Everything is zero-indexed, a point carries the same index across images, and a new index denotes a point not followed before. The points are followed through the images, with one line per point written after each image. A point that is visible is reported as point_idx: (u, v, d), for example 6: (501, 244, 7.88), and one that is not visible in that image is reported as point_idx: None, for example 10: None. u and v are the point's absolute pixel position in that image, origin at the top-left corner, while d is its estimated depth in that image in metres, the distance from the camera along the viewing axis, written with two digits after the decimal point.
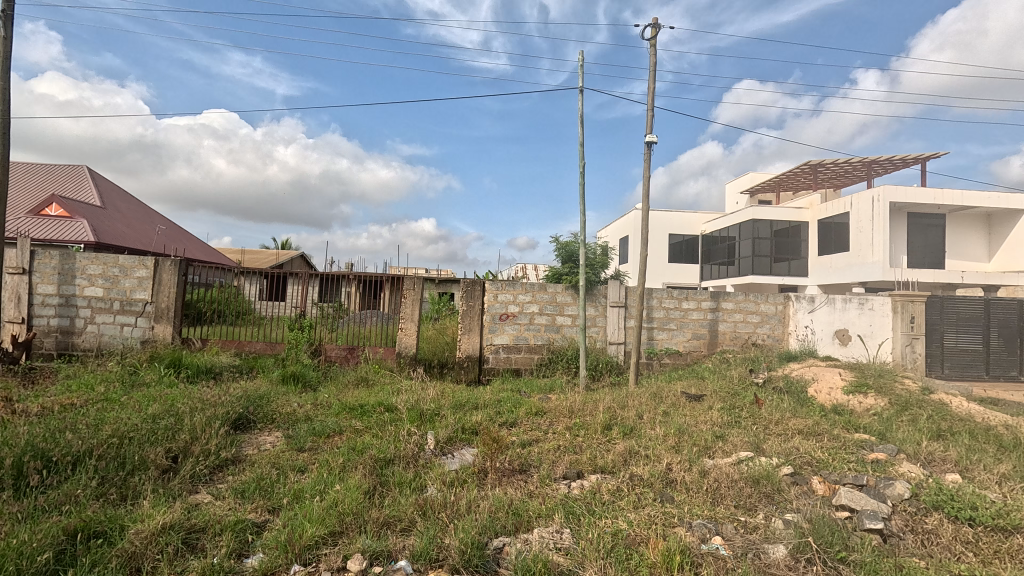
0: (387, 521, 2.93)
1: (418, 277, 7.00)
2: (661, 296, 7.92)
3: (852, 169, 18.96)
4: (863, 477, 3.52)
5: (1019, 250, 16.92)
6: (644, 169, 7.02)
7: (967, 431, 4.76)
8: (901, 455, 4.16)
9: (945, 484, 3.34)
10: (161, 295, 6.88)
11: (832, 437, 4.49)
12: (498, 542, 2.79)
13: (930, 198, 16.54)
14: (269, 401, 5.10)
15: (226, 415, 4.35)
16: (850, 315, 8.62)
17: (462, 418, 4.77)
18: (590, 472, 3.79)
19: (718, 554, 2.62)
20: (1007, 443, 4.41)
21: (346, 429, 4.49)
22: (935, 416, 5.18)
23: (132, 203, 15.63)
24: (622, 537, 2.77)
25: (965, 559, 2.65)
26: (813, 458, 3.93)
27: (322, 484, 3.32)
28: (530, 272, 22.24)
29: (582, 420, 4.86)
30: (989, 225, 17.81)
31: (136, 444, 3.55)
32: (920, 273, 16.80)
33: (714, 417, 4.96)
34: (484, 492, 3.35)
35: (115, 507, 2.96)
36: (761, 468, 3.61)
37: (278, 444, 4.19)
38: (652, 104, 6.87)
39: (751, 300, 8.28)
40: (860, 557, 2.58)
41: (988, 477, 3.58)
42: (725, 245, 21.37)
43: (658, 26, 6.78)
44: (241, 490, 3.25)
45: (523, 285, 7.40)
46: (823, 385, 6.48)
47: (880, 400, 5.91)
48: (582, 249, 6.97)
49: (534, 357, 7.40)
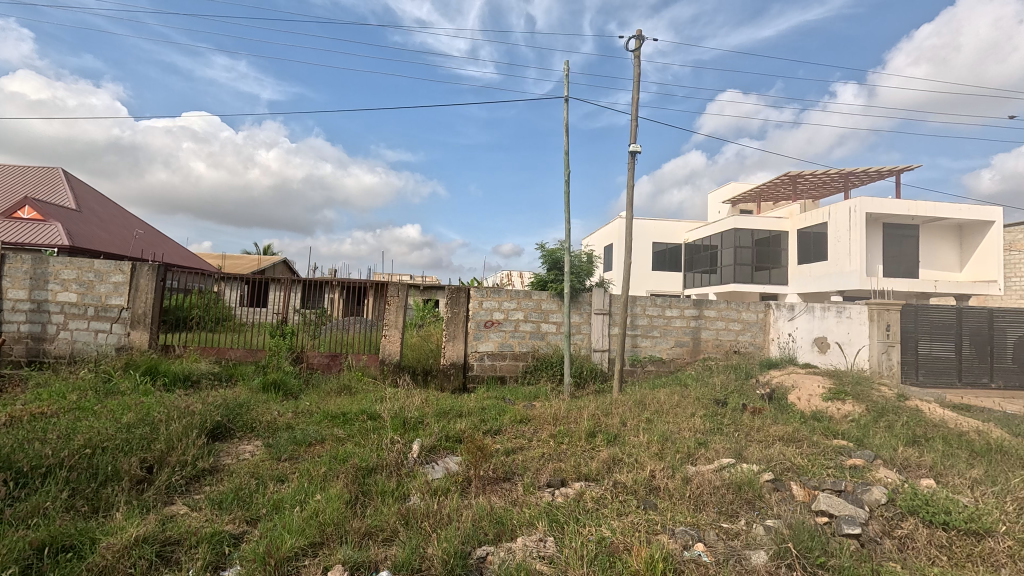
0: (368, 531, 2.89)
1: (402, 283, 6.97)
2: (645, 303, 7.98)
3: (829, 180, 19.42)
4: (841, 483, 3.57)
5: (990, 259, 17.42)
6: (629, 178, 7.10)
7: (941, 437, 4.87)
8: (878, 460, 4.25)
9: (920, 490, 3.41)
10: (138, 300, 6.73)
11: (811, 443, 4.56)
12: (481, 551, 2.76)
13: (904, 209, 17.00)
14: (248, 410, 4.99)
15: (203, 424, 4.25)
16: (829, 323, 8.79)
17: (446, 426, 4.73)
18: (574, 479, 3.80)
19: (700, 561, 2.64)
20: (979, 448, 4.52)
21: (328, 437, 4.44)
22: (910, 423, 5.30)
23: (109, 207, 15.29)
24: (606, 544, 2.77)
25: (939, 562, 2.72)
26: (793, 464, 3.99)
27: (302, 494, 3.26)
28: (516, 279, 22.37)
29: (566, 428, 4.85)
30: (960, 236, 18.38)
31: (110, 455, 3.45)
32: (896, 282, 17.24)
33: (697, 424, 4.99)
34: (468, 501, 3.33)
35: (86, 519, 2.88)
36: (742, 474, 3.65)
37: (257, 453, 4.12)
38: (636, 114, 6.96)
39: (733, 308, 8.39)
40: (838, 561, 2.62)
41: (961, 481, 3.67)
42: (708, 254, 21.70)
43: (642, 39, 6.89)
44: (218, 501, 3.18)
45: (508, 293, 7.41)
46: (803, 393, 6.60)
47: (858, 407, 6.03)
48: (567, 257, 6.99)
49: (519, 364, 7.40)
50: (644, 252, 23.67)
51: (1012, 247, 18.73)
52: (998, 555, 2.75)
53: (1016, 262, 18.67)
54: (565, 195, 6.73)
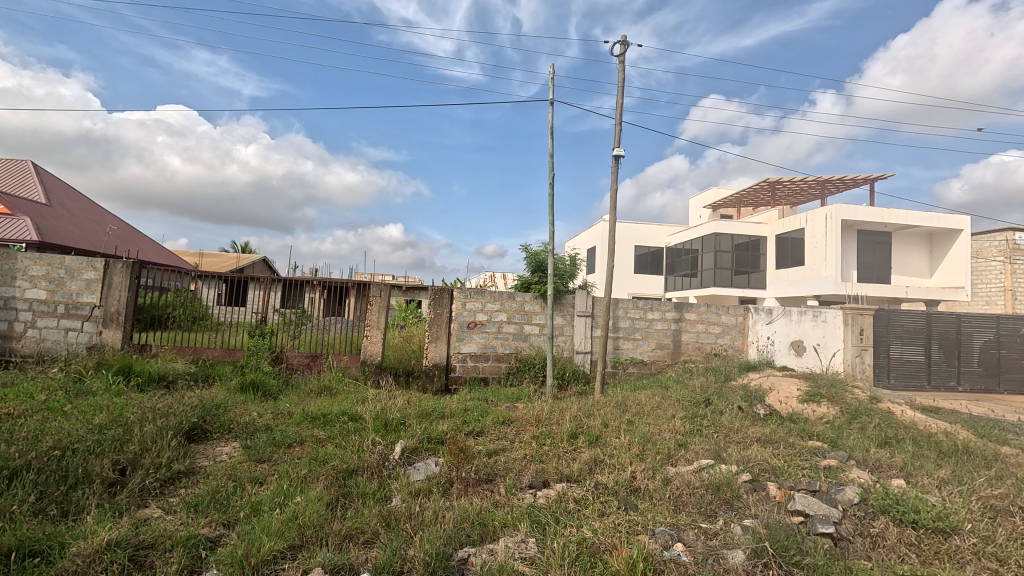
0: (349, 533, 2.86)
1: (384, 284, 6.93)
2: (627, 306, 8.07)
3: (806, 187, 19.88)
4: (816, 483, 3.65)
5: (959, 266, 18.00)
6: (612, 182, 7.17)
7: (911, 438, 5.01)
8: (851, 461, 4.36)
9: (891, 489, 3.52)
10: (111, 299, 6.56)
11: (788, 444, 4.65)
12: (463, 553, 2.76)
13: (878, 216, 17.45)
14: (226, 410, 4.90)
15: (179, 425, 4.16)
16: (805, 327, 9.01)
17: (428, 428, 4.70)
18: (556, 481, 3.82)
19: (680, 560, 2.68)
20: (947, 449, 4.68)
21: (308, 438, 4.38)
22: (882, 424, 5.45)
23: (81, 201, 14.85)
24: (587, 545, 2.79)
25: (908, 559, 2.80)
26: (770, 465, 4.07)
27: (281, 496, 3.21)
28: (500, 281, 22.40)
29: (548, 429, 4.89)
30: (930, 244, 18.97)
31: (80, 457, 3.36)
32: (869, 288, 17.72)
33: (677, 425, 5.06)
34: (449, 503, 3.31)
35: (54, 523, 2.79)
36: (720, 475, 3.71)
37: (235, 454, 4.05)
38: (621, 118, 7.03)
39: (713, 311, 8.52)
40: (813, 560, 2.68)
41: (930, 481, 3.79)
42: (688, 257, 22.00)
43: (626, 44, 6.98)
44: (193, 504, 3.11)
45: (492, 294, 7.42)
46: (780, 395, 6.74)
47: (832, 408, 6.18)
48: (550, 259, 7.00)
49: (501, 366, 7.40)
50: (627, 255, 23.88)
51: (978, 254, 19.37)
52: (964, 553, 2.85)
53: (981, 269, 19.33)
54: (549, 197, 6.77)
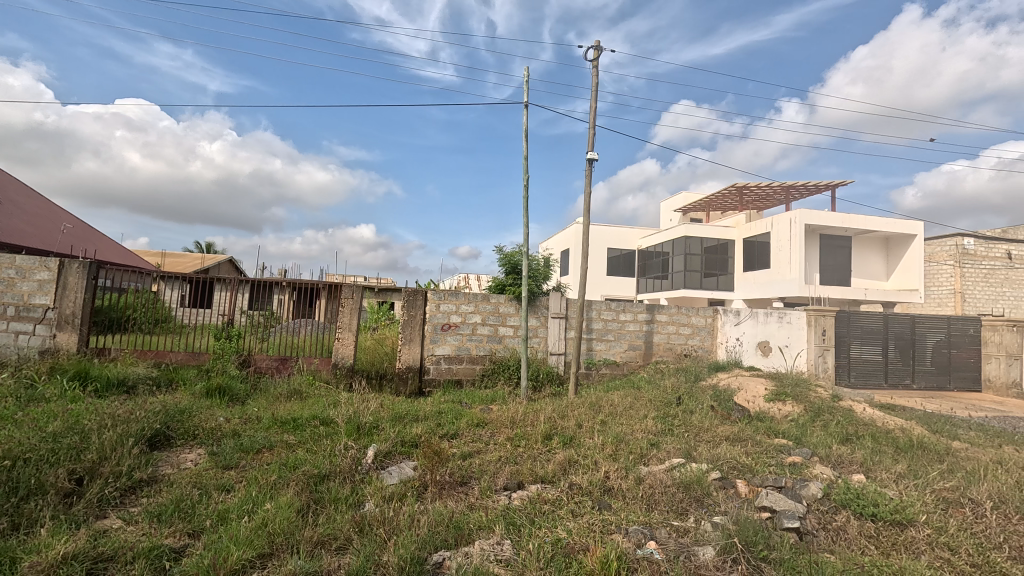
0: (321, 540, 2.81)
1: (357, 285, 6.85)
2: (600, 308, 8.15)
3: (771, 193, 20.52)
4: (782, 480, 3.76)
5: (914, 269, 18.85)
6: (586, 185, 7.25)
7: (870, 435, 5.23)
8: (815, 457, 4.52)
9: (852, 484, 3.66)
10: (66, 300, 6.28)
11: (755, 442, 4.79)
12: (438, 556, 2.73)
13: (839, 221, 18.15)
14: (191, 416, 4.74)
15: (141, 432, 4.00)
16: (771, 328, 9.30)
17: (402, 431, 4.65)
18: (531, 482, 3.83)
19: (653, 558, 2.72)
20: (903, 444, 4.90)
21: (278, 443, 4.27)
22: (843, 422, 5.67)
23: (34, 198, 14.16)
24: (562, 545, 2.81)
25: (868, 551, 2.92)
26: (739, 462, 4.18)
27: (250, 504, 3.13)
28: (474, 283, 22.33)
29: (523, 430, 4.90)
30: (887, 247, 19.82)
31: (32, 467, 3.20)
32: (830, 290, 18.39)
33: (649, 425, 5.14)
34: (424, 506, 3.29)
35: (4, 538, 2.65)
36: (691, 473, 3.79)
37: (200, 461, 3.92)
38: (594, 121, 7.12)
39: (684, 312, 8.70)
40: (779, 554, 2.76)
41: (888, 476, 3.95)
42: (659, 260, 22.41)
43: (599, 49, 7.08)
44: (156, 513, 3.00)
45: (466, 295, 7.40)
46: (748, 394, 6.94)
47: (796, 407, 6.39)
48: (524, 261, 7.01)
49: (476, 368, 7.38)
50: (600, 257, 24.16)
51: (931, 258, 20.33)
52: (918, 543, 2.99)
53: (933, 272, 20.30)
54: (524, 200, 6.81)
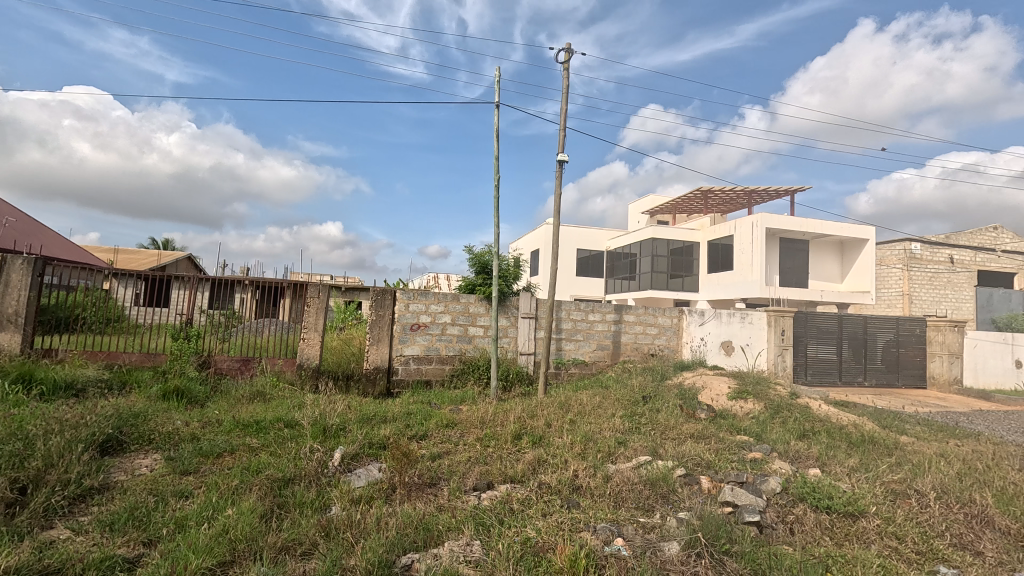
0: (285, 545, 2.74)
1: (323, 284, 6.71)
2: (569, 308, 8.23)
3: (735, 197, 21.16)
4: (743, 475, 3.89)
5: (866, 272, 19.76)
6: (557, 186, 7.30)
7: (825, 430, 5.46)
8: (774, 453, 4.69)
9: (809, 478, 3.81)
10: (8, 299, 5.93)
11: (718, 439, 4.94)
12: (406, 559, 2.70)
13: (798, 225, 18.86)
14: (146, 420, 4.54)
15: (91, 437, 3.81)
16: (734, 328, 9.60)
17: (370, 433, 4.58)
18: (500, 482, 3.84)
19: (620, 555, 2.77)
20: (855, 439, 5.13)
21: (240, 447, 4.14)
22: (800, 418, 5.90)
23: None
24: (531, 544, 2.83)
25: (823, 542, 3.04)
26: (702, 459, 4.29)
27: (210, 510, 3.03)
28: (444, 282, 22.17)
29: (493, 430, 4.90)
30: (841, 251, 20.72)
31: None
32: (789, 292, 19.08)
33: (617, 424, 5.22)
34: (392, 508, 3.25)
35: None
36: (657, 470, 3.88)
37: (157, 467, 3.76)
38: (565, 123, 7.18)
39: (651, 313, 8.87)
40: (741, 548, 2.85)
41: (841, 470, 4.14)
42: (627, 261, 22.78)
43: (570, 52, 7.14)
44: (108, 523, 2.86)
45: (436, 295, 7.35)
46: (711, 393, 7.14)
47: (757, 404, 6.61)
48: (495, 262, 7.01)
49: (445, 368, 7.34)
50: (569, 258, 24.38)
51: (881, 261, 21.37)
52: (869, 533, 3.14)
53: (884, 275, 21.35)
54: (494, 200, 6.81)
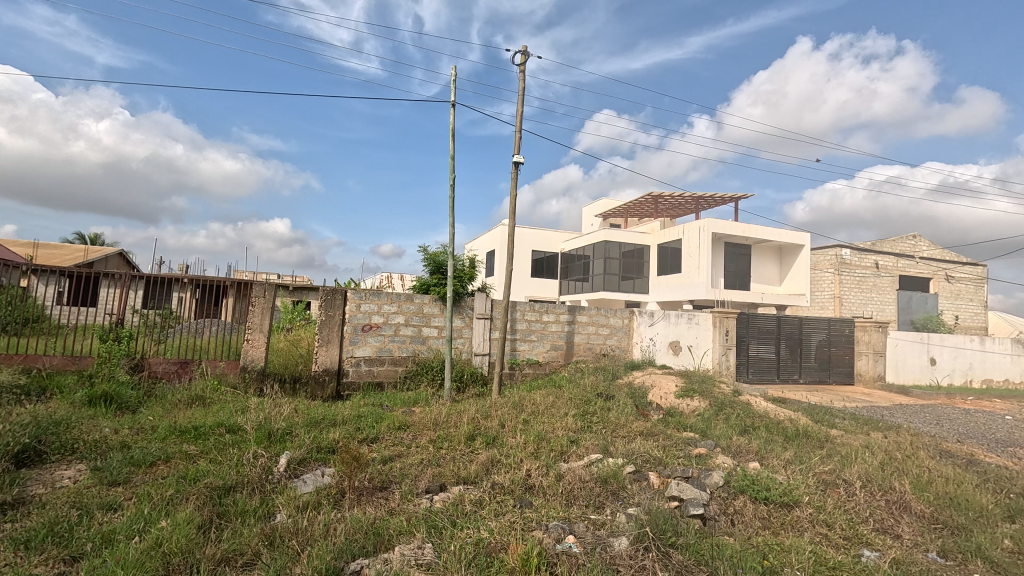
0: (225, 557, 2.61)
1: (269, 283, 6.43)
2: (524, 309, 8.28)
3: (683, 202, 21.94)
4: (689, 470, 4.03)
5: (802, 276, 20.98)
6: (512, 188, 7.34)
7: (764, 426, 5.75)
8: (718, 448, 4.90)
9: (749, 471, 4.00)
10: None
11: (666, 436, 5.10)
12: (355, 565, 2.63)
13: (741, 230, 19.79)
14: (69, 428, 4.21)
15: (4, 448, 3.49)
16: (682, 328, 9.96)
17: (318, 437, 4.43)
18: (453, 483, 3.81)
19: (571, 552, 2.81)
20: (790, 433, 5.44)
21: (176, 455, 3.91)
22: (742, 415, 6.19)
23: None
24: (483, 545, 2.82)
25: (761, 532, 3.20)
26: (651, 456, 4.42)
27: (142, 523, 2.84)
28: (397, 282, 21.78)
29: (446, 432, 4.86)
30: (780, 255, 21.90)
31: None
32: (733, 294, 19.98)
33: (569, 423, 5.30)
34: (341, 514, 3.16)
35: None
36: (608, 468, 3.96)
37: (81, 478, 3.49)
38: (521, 124, 7.23)
39: (603, 313, 9.06)
40: (686, 540, 2.96)
41: (778, 462, 4.37)
42: (581, 263, 23.17)
43: (526, 54, 7.20)
44: (23, 540, 2.63)
45: (389, 295, 7.21)
46: (660, 391, 7.37)
47: (702, 402, 6.88)
48: (449, 262, 6.96)
49: (398, 369, 7.21)
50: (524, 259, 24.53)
51: (816, 266, 22.75)
52: (802, 522, 3.33)
53: (817, 278, 22.74)
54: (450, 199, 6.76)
